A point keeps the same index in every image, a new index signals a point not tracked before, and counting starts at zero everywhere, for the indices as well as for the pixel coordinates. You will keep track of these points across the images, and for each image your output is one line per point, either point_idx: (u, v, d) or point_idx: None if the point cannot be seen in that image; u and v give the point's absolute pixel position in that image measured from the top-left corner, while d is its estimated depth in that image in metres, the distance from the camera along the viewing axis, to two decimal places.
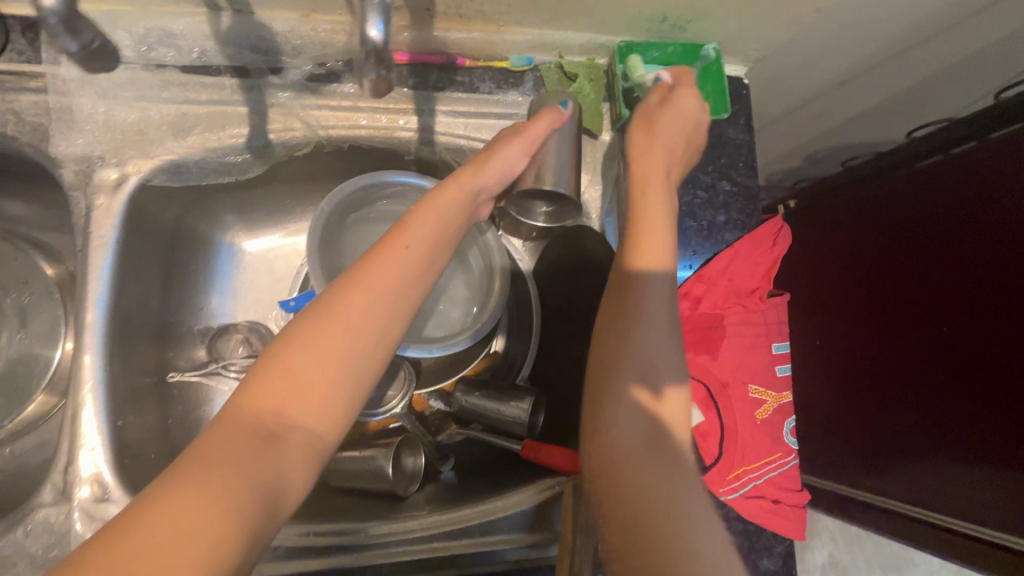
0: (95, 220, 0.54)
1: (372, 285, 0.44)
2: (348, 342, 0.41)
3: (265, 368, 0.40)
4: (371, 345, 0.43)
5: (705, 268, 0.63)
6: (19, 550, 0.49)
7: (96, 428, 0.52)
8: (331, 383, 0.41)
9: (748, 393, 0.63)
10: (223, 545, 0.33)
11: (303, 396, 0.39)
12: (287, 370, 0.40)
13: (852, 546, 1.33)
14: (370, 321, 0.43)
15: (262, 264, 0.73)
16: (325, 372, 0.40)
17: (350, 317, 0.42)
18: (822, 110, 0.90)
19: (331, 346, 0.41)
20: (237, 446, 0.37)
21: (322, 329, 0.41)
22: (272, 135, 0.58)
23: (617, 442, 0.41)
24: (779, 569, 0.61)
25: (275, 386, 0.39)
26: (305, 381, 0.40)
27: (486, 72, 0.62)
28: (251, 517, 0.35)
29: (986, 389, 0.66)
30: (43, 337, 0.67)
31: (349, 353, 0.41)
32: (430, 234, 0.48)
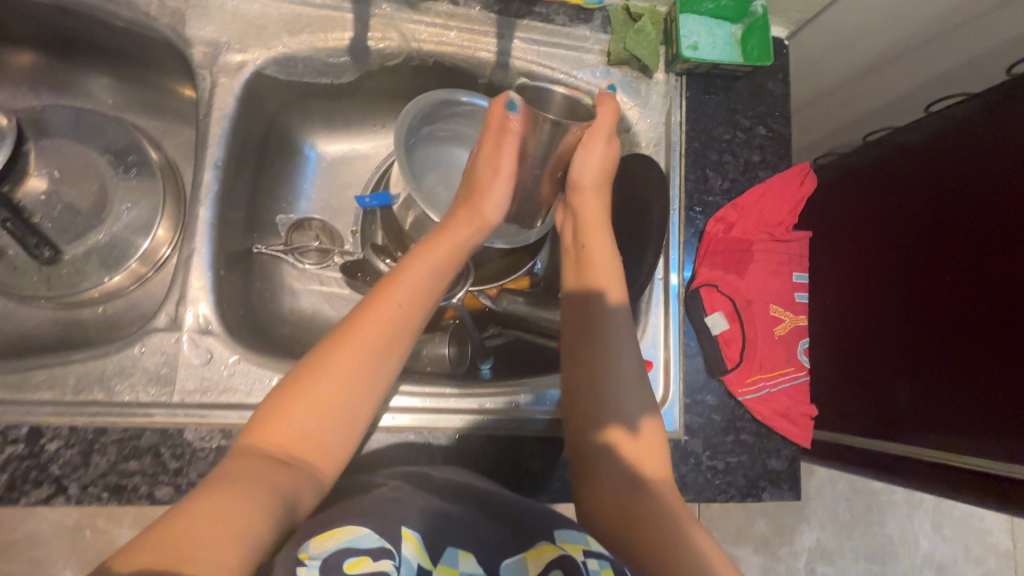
0: (218, 95, 0.63)
1: (360, 326, 0.50)
2: (339, 383, 0.48)
3: (268, 416, 0.47)
4: (358, 386, 0.49)
5: (740, 199, 0.71)
6: (134, 363, 0.56)
7: (204, 271, 0.60)
8: (325, 429, 0.47)
9: (769, 311, 0.71)
10: (249, 526, 0.38)
11: (307, 431, 0.46)
12: (292, 408, 0.47)
13: (840, 534, 1.30)
14: (357, 364, 0.49)
15: (336, 169, 0.80)
16: (319, 418, 0.47)
17: (339, 360, 0.49)
18: (844, 99, 0.99)
19: (326, 384, 0.48)
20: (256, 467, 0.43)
21: (317, 370, 0.48)
22: (372, 42, 0.66)
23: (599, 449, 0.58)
24: (785, 468, 0.69)
25: (279, 429, 0.46)
26: (304, 427, 0.47)
27: (561, 8, 0.70)
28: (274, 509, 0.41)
29: (992, 331, 0.69)
30: (140, 210, 0.74)
31: (341, 393, 0.48)
32: (412, 279, 0.55)
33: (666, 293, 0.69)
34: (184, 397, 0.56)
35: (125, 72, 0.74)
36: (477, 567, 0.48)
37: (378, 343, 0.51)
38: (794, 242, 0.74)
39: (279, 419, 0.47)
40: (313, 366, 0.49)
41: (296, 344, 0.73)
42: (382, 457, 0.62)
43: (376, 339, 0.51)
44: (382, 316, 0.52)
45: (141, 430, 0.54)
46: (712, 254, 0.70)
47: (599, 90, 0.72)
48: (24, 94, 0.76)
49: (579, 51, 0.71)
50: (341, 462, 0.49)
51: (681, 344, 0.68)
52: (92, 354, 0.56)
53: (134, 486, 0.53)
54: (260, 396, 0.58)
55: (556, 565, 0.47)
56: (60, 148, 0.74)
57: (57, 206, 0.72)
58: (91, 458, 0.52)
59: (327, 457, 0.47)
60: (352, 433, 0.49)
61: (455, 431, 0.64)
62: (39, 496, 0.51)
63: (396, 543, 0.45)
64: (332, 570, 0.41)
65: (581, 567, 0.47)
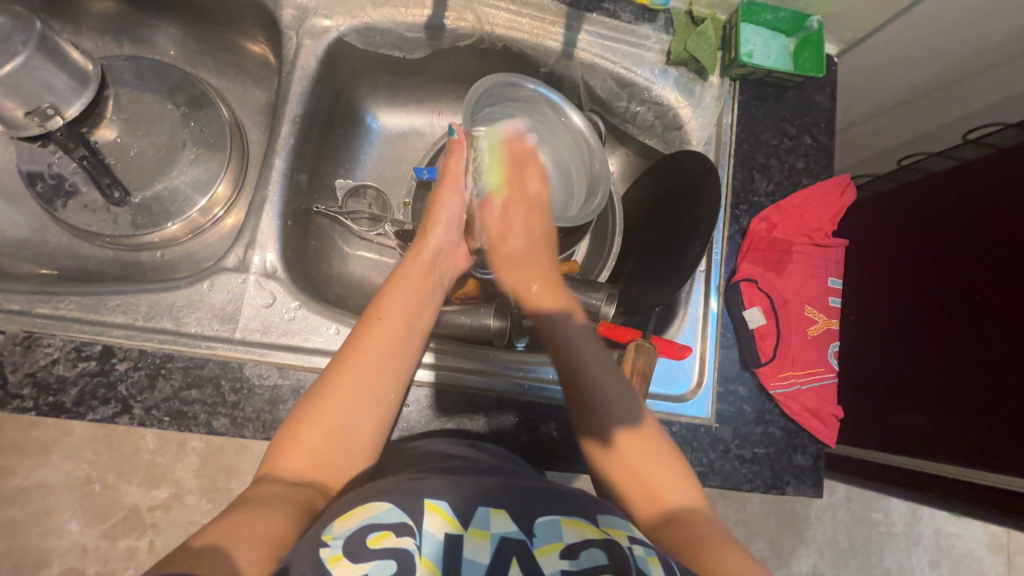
0: (303, 55, 0.67)
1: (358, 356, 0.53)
2: (343, 415, 0.51)
3: (282, 447, 0.50)
4: (361, 412, 0.52)
5: (783, 201, 0.74)
6: (203, 298, 0.59)
7: (272, 222, 0.63)
8: (336, 450, 0.50)
9: (804, 311, 0.73)
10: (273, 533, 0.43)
11: (322, 453, 0.50)
12: (302, 437, 0.50)
13: (839, 563, 1.20)
14: (359, 390, 0.52)
15: (394, 140, 0.83)
16: (332, 440, 0.50)
17: (342, 392, 0.51)
18: (878, 128, 1.02)
19: (333, 409, 0.51)
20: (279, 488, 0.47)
21: (320, 405, 0.51)
22: (448, 21, 0.70)
23: (620, 471, 0.56)
24: (810, 464, 0.70)
25: (294, 456, 0.49)
26: (317, 452, 0.50)
27: (628, 6, 0.74)
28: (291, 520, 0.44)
29: (1005, 355, 0.71)
30: (201, 161, 0.76)
31: (344, 420, 0.51)
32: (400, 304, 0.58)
33: (706, 284, 0.72)
34: (247, 335, 0.59)
35: (206, 30, 0.78)
36: (511, 527, 0.47)
37: (376, 371, 0.53)
38: (832, 248, 0.77)
39: (295, 447, 0.50)
40: (319, 395, 0.51)
41: (345, 304, 0.75)
42: (428, 412, 0.64)
43: (374, 368, 0.53)
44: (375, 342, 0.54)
45: (205, 360, 0.57)
46: (754, 251, 0.73)
47: (655, 87, 0.75)
48: (107, 43, 0.79)
49: (640, 48, 0.74)
50: (352, 478, 0.52)
51: (718, 334, 0.71)
52: (165, 286, 0.59)
53: (194, 414, 0.56)
54: (316, 342, 0.60)
55: (600, 547, 0.46)
56: (137, 95, 0.77)
57: (130, 148, 0.75)
58: (158, 381, 0.56)
59: (343, 475, 0.51)
60: (363, 453, 0.52)
61: (500, 394, 0.66)
62: (107, 413, 0.54)
63: (418, 518, 0.46)
64: (357, 546, 0.42)
65: (627, 555, 0.45)
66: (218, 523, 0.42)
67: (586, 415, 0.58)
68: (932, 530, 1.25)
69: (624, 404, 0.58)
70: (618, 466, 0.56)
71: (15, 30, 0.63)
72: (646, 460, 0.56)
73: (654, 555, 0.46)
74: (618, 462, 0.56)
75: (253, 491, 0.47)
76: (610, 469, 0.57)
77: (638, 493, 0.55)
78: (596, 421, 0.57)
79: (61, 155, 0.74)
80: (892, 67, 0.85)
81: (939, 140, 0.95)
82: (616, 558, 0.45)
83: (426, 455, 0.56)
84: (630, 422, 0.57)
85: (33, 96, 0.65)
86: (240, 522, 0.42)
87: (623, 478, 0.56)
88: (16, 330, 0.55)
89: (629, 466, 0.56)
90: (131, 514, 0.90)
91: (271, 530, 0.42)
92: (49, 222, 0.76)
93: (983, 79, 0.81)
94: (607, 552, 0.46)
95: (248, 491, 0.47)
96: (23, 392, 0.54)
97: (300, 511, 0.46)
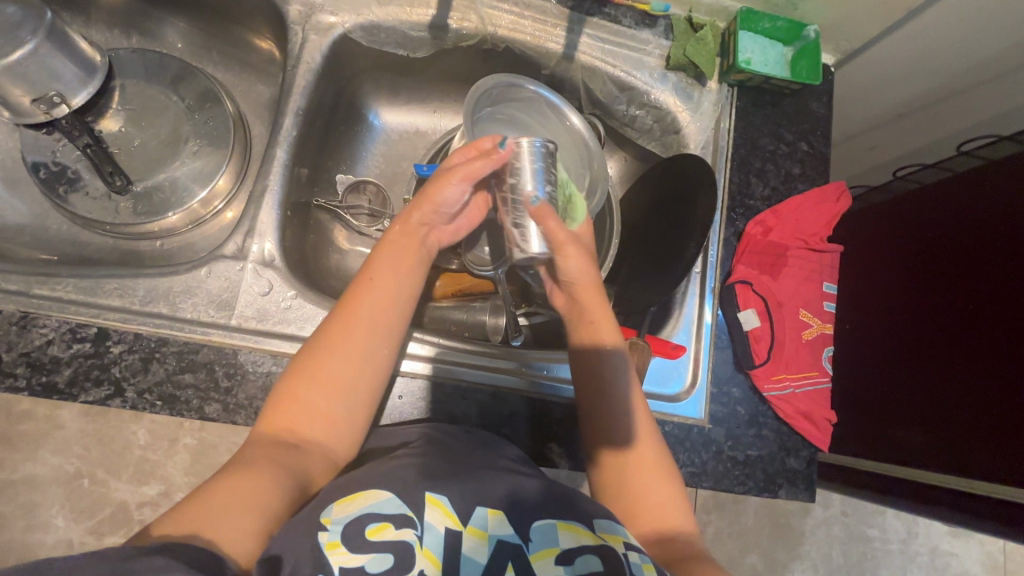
0: (308, 51, 0.69)
1: (359, 321, 0.52)
2: (336, 377, 0.51)
3: (277, 406, 0.50)
4: (360, 368, 0.52)
5: (779, 206, 0.75)
6: (200, 285, 0.59)
7: (272, 213, 0.64)
8: (329, 408, 0.50)
9: (798, 315, 0.74)
10: (259, 507, 0.42)
11: (319, 420, 0.50)
12: (301, 394, 0.50)
13: None
14: (358, 344, 0.52)
15: (395, 135, 0.84)
16: (326, 402, 0.50)
17: (335, 358, 0.51)
18: (873, 141, 1.03)
19: (333, 374, 0.50)
20: (267, 457, 0.46)
21: (308, 370, 0.51)
22: (452, 21, 0.71)
23: (621, 487, 0.56)
24: (803, 468, 0.70)
25: (288, 414, 0.49)
26: (313, 413, 0.50)
27: (629, 11, 0.75)
28: (269, 502, 0.43)
29: (1004, 364, 0.70)
30: (203, 152, 0.77)
31: (343, 381, 0.51)
32: (387, 269, 0.55)
33: (702, 286, 0.73)
34: (242, 322, 0.59)
35: (213, 26, 0.79)
36: (508, 530, 0.47)
37: (374, 340, 0.53)
38: (827, 253, 0.77)
39: (284, 408, 0.50)
40: (316, 354, 0.51)
41: (342, 298, 0.75)
42: (423, 404, 0.64)
43: (370, 331, 0.53)
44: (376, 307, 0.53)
45: (199, 345, 0.57)
46: (750, 254, 0.74)
47: (654, 91, 0.76)
48: (115, 36, 0.80)
49: (640, 53, 0.76)
50: (345, 449, 0.51)
51: (713, 337, 0.72)
52: (162, 272, 0.59)
53: (186, 399, 0.56)
54: (312, 330, 0.60)
55: (597, 554, 0.46)
56: (142, 87, 0.78)
57: (134, 139, 0.76)
58: (151, 365, 0.56)
59: (329, 435, 0.50)
60: (357, 420, 0.52)
61: (495, 388, 0.66)
62: (98, 395, 0.54)
63: (418, 510, 0.46)
64: (355, 536, 0.42)
65: (623, 563, 0.46)
66: (200, 497, 0.41)
67: (598, 430, 0.58)
68: (928, 548, 1.24)
69: (626, 423, 0.57)
70: (616, 479, 0.57)
71: (27, 20, 0.64)
72: (643, 478, 0.56)
73: (649, 561, 0.47)
74: (619, 477, 0.57)
75: (245, 453, 0.46)
76: (604, 484, 0.57)
77: (636, 503, 0.55)
78: (597, 433, 0.58)
79: (64, 143, 0.74)
80: (888, 81, 0.87)
81: (932, 153, 0.96)
82: (612, 568, 0.45)
83: (408, 438, 0.57)
84: (625, 443, 0.57)
85: (40, 84, 0.67)
86: (235, 494, 0.42)
87: (625, 491, 0.56)
88: (12, 309, 0.55)
89: (631, 478, 0.56)
90: (119, 510, 0.89)
91: (257, 505, 0.42)
92: (49, 208, 0.76)
93: (976, 94, 0.83)
94: (604, 560, 0.46)
95: (238, 456, 0.46)
96: (16, 371, 0.54)
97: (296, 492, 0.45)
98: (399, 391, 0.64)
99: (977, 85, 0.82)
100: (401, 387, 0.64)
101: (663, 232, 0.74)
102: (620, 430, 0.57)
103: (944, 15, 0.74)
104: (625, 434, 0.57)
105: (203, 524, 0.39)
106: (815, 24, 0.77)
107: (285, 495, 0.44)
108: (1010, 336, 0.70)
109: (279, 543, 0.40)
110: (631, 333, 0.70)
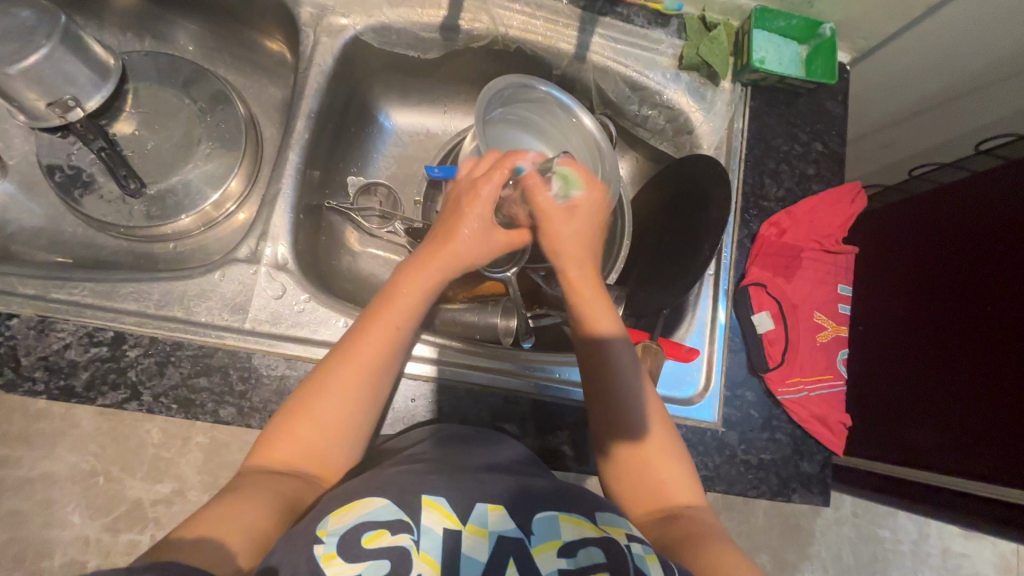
0: (319, 53, 0.69)
1: (361, 353, 0.52)
2: (331, 410, 0.50)
3: (277, 431, 0.50)
4: (359, 399, 0.52)
5: (793, 207, 0.74)
6: (214, 288, 0.60)
7: (284, 216, 0.64)
8: (325, 444, 0.50)
9: (813, 318, 0.73)
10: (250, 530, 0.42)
11: (316, 451, 0.50)
12: (300, 427, 0.50)
13: None
14: (361, 375, 0.52)
15: (405, 136, 0.84)
16: (327, 435, 0.50)
17: (331, 391, 0.51)
18: (888, 140, 1.01)
19: (334, 407, 0.50)
20: (264, 483, 0.47)
21: (305, 403, 0.51)
22: (463, 22, 0.71)
23: (634, 481, 0.56)
24: (817, 472, 0.69)
25: (285, 444, 0.49)
26: (308, 445, 0.50)
27: (641, 10, 0.75)
28: (265, 528, 0.43)
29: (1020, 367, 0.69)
30: (216, 154, 0.77)
31: (343, 414, 0.51)
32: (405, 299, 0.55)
33: (715, 289, 0.73)
34: (256, 325, 0.60)
35: (225, 28, 0.79)
36: (509, 526, 0.46)
37: (377, 370, 0.53)
38: (841, 255, 0.76)
39: (284, 434, 0.50)
40: (318, 384, 0.51)
41: (354, 300, 0.75)
42: (435, 407, 0.64)
43: (371, 361, 0.52)
44: (381, 338, 0.53)
45: (214, 349, 0.57)
46: (763, 256, 0.73)
47: (667, 91, 0.75)
48: (129, 39, 0.81)
49: (653, 53, 0.75)
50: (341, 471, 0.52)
51: (726, 339, 0.71)
52: (177, 276, 0.60)
53: (201, 402, 0.56)
54: (325, 334, 0.60)
55: (599, 546, 0.45)
56: (155, 90, 0.78)
57: (147, 141, 0.76)
58: (167, 368, 0.56)
59: (324, 464, 0.50)
60: (352, 448, 0.52)
61: (506, 392, 0.66)
62: (116, 399, 0.55)
63: (416, 515, 0.45)
64: (352, 545, 0.42)
65: (625, 553, 0.45)
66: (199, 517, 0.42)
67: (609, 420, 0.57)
68: (940, 549, 1.23)
69: (637, 412, 0.57)
70: (628, 471, 0.56)
71: (41, 24, 0.64)
72: (648, 468, 0.55)
73: (652, 554, 0.46)
74: (631, 471, 0.56)
75: (245, 478, 0.47)
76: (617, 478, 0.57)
77: (642, 492, 0.55)
78: (610, 424, 0.57)
79: (80, 146, 0.75)
80: (904, 80, 0.86)
81: (948, 151, 0.95)
82: (613, 558, 0.44)
83: (420, 439, 0.57)
84: (634, 436, 0.56)
85: (55, 88, 0.67)
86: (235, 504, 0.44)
87: (630, 486, 0.56)
88: (30, 314, 0.56)
89: (642, 471, 0.55)
90: (133, 508, 0.90)
91: (250, 526, 0.42)
92: (65, 211, 0.77)
93: (994, 92, 0.82)
94: (606, 552, 0.45)
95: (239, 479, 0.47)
96: (35, 375, 0.54)
97: (283, 505, 0.46)
98: (411, 395, 0.64)
99: (996, 83, 0.80)
100: (412, 391, 0.64)
101: (676, 233, 0.73)
102: (629, 423, 0.57)
103: (963, 12, 0.72)
104: (635, 427, 0.57)
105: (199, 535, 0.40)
106: (830, 22, 0.76)
107: (275, 507, 0.45)
108: (1016, 341, 0.70)
109: (278, 556, 0.41)
110: (644, 335, 0.70)
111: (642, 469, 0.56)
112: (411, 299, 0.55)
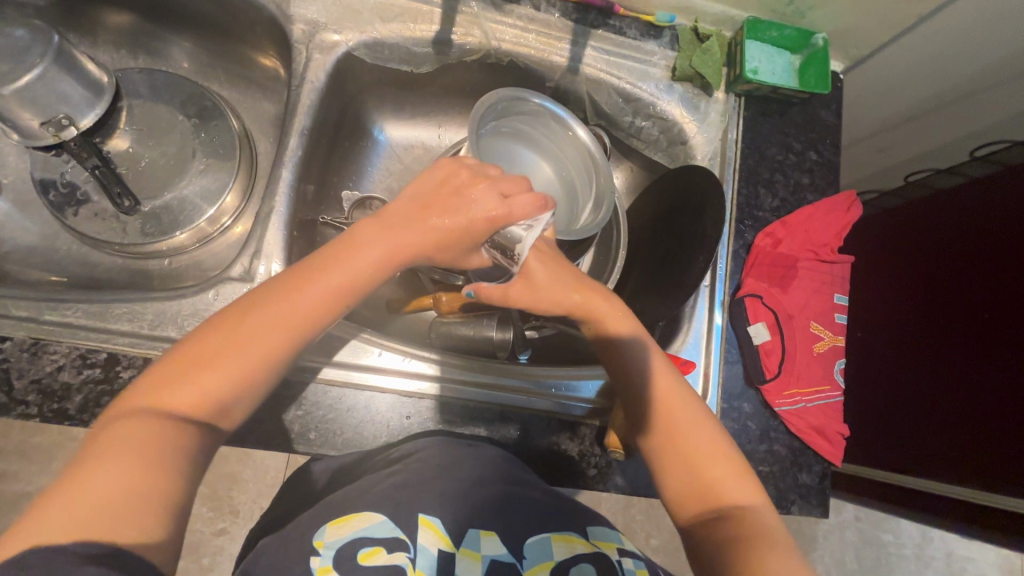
0: (312, 69, 0.69)
1: (284, 311, 0.47)
2: (243, 366, 0.46)
3: (167, 378, 0.45)
4: (270, 356, 0.47)
5: (787, 216, 0.74)
6: (209, 307, 0.60)
7: (277, 232, 0.64)
8: (225, 399, 0.46)
9: (810, 328, 0.73)
10: (130, 508, 0.39)
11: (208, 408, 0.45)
12: (195, 377, 0.45)
13: None
14: (280, 330, 0.47)
15: (399, 148, 0.84)
16: (229, 391, 0.46)
17: (245, 342, 0.46)
18: (884, 144, 1.01)
19: (236, 361, 0.45)
20: (132, 437, 0.42)
21: (213, 355, 0.45)
22: (455, 37, 0.71)
23: (668, 472, 0.54)
24: (815, 483, 0.69)
25: (179, 397, 0.44)
26: (205, 395, 0.45)
27: (634, 22, 0.75)
28: (147, 507, 0.40)
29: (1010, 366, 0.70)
30: (211, 169, 0.77)
31: (248, 371, 0.46)
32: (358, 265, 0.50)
33: (710, 299, 0.73)
34: None
35: (217, 43, 0.79)
36: (501, 549, 0.46)
37: (299, 328, 0.48)
38: (838, 264, 0.76)
39: (175, 381, 0.45)
40: (228, 337, 0.46)
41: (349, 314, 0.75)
42: (431, 423, 0.63)
43: (294, 322, 0.48)
44: (309, 299, 0.48)
45: None
46: (759, 267, 0.73)
47: (661, 103, 0.75)
48: (122, 56, 0.81)
49: (647, 64, 0.75)
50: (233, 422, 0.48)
51: (722, 350, 0.71)
52: (171, 296, 0.60)
53: None
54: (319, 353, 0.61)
55: (590, 563, 0.47)
56: (149, 106, 0.78)
57: (141, 158, 0.76)
58: None
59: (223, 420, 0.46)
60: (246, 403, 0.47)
61: (502, 407, 0.66)
62: None
63: (411, 533, 0.45)
64: (346, 560, 0.42)
65: (615, 567, 0.48)
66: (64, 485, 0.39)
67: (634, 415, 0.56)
68: (944, 553, 1.22)
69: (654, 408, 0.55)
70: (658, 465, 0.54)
71: (35, 43, 0.64)
72: (679, 467, 0.53)
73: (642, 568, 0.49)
74: (662, 465, 0.54)
75: (121, 425, 0.42)
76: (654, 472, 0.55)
77: (686, 491, 0.53)
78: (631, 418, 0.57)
79: (74, 165, 0.74)
80: (898, 86, 0.85)
81: (945, 156, 0.94)
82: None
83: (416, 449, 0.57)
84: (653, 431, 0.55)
85: (49, 107, 0.66)
86: (142, 460, 0.41)
87: (671, 480, 0.53)
88: (23, 336, 0.56)
89: (680, 466, 0.53)
90: None
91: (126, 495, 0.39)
92: (59, 229, 0.77)
93: (990, 97, 0.81)
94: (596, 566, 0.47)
95: (112, 424, 0.43)
96: (28, 398, 0.54)
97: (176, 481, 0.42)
98: (406, 412, 0.63)
99: (990, 89, 0.80)
100: (408, 408, 0.63)
101: (671, 244, 0.73)
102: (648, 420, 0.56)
103: (955, 22, 0.72)
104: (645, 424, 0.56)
105: (62, 512, 0.37)
106: (824, 30, 0.75)
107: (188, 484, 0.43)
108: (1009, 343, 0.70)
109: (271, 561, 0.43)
110: None
111: (679, 466, 0.53)
112: (356, 276, 0.50)
